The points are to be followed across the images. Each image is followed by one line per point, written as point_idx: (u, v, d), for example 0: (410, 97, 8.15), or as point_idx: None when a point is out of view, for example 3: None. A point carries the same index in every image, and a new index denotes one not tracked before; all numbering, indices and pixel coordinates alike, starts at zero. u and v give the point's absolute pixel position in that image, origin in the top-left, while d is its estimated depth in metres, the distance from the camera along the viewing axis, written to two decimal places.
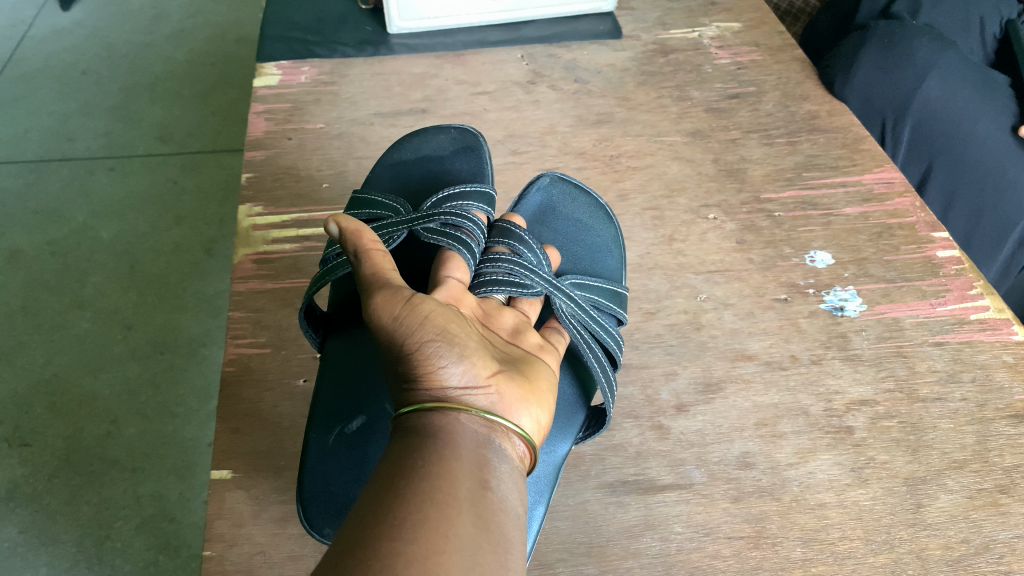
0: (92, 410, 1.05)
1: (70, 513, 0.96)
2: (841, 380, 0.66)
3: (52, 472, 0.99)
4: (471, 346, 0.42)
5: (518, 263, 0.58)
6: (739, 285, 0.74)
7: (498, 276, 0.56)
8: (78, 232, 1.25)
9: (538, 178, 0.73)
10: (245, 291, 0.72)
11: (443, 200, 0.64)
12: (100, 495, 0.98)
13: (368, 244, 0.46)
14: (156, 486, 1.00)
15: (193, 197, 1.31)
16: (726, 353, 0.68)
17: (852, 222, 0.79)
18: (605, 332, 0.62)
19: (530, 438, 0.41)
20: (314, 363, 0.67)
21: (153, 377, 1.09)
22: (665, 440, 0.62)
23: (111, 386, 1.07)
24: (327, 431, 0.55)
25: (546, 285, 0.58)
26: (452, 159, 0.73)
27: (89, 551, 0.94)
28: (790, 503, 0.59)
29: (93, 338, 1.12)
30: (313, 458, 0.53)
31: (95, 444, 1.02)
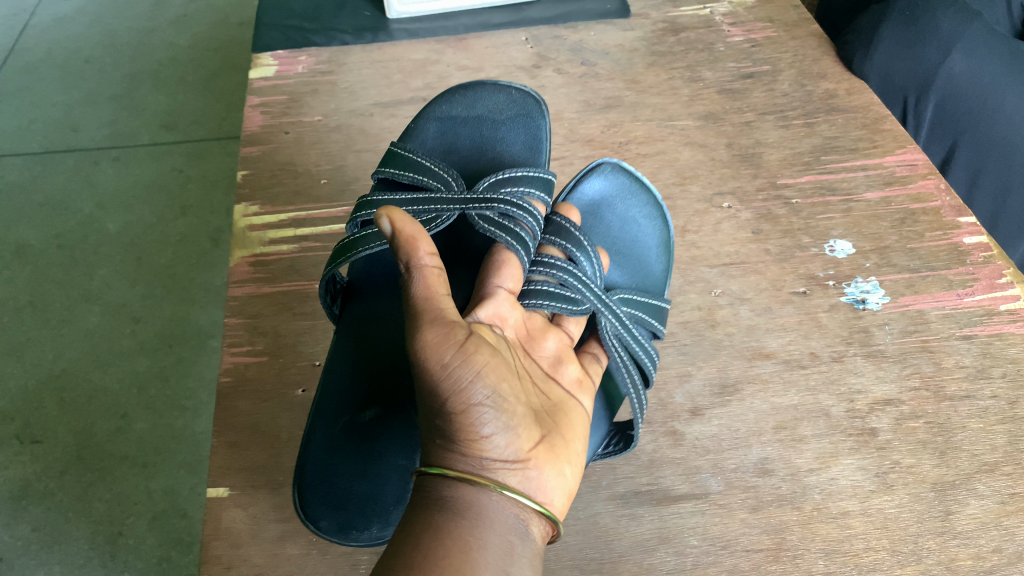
0: (101, 405, 1.04)
1: (82, 509, 0.95)
2: (864, 379, 0.63)
3: (64, 470, 0.98)
4: (517, 405, 0.40)
5: (572, 274, 0.55)
6: (756, 279, 0.71)
7: (549, 288, 0.53)
8: (84, 224, 1.23)
9: (600, 164, 0.69)
10: (241, 296, 0.70)
11: (497, 184, 0.59)
12: (112, 491, 0.97)
13: (424, 253, 0.40)
14: (168, 481, 0.98)
15: (198, 185, 1.28)
16: (743, 352, 0.65)
17: (874, 208, 0.76)
18: (645, 352, 0.59)
19: (558, 511, 0.41)
20: (313, 372, 0.64)
21: (162, 370, 1.07)
22: (679, 447, 0.59)
23: (120, 380, 1.06)
24: (336, 421, 0.52)
25: (595, 303, 0.55)
26: (503, 129, 0.68)
27: (102, 548, 0.93)
28: (811, 512, 0.56)
29: (102, 332, 1.11)
30: (316, 447, 0.51)
31: (106, 440, 1.00)
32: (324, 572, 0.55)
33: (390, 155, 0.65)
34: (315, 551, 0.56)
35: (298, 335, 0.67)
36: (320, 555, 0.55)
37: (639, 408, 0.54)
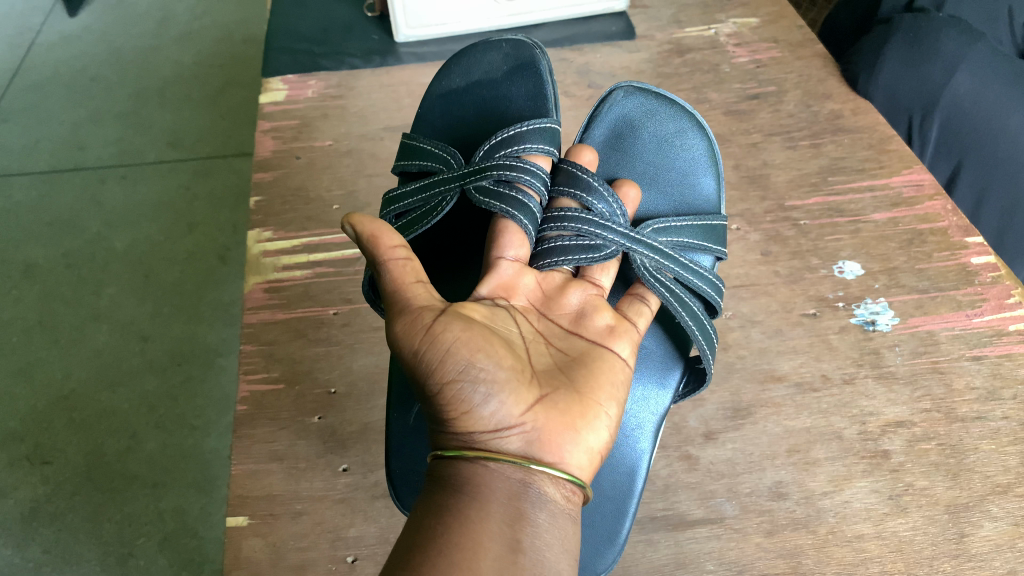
0: (111, 424, 1.04)
1: (92, 530, 0.95)
2: (876, 401, 0.64)
3: (74, 490, 0.99)
4: (507, 369, 0.40)
5: (590, 219, 0.54)
6: (766, 300, 0.71)
7: (567, 242, 0.53)
8: (92, 243, 1.24)
9: (611, 93, 0.66)
10: (256, 323, 0.71)
11: (497, 149, 0.59)
12: (122, 511, 0.96)
13: (386, 247, 0.43)
14: (178, 501, 0.98)
15: (205, 203, 1.29)
16: (755, 375, 0.66)
17: (881, 228, 0.77)
18: (700, 278, 0.58)
19: (577, 468, 0.40)
20: (329, 399, 0.65)
21: (171, 390, 1.07)
22: (694, 471, 0.60)
23: (129, 399, 1.06)
24: (406, 410, 0.54)
25: (623, 242, 0.54)
26: (506, 86, 0.67)
27: (112, 569, 0.93)
28: (826, 536, 0.57)
29: (110, 351, 1.11)
30: (397, 440, 0.53)
31: (115, 459, 1.01)
32: None
33: (401, 149, 0.66)
34: None
35: (313, 361, 0.68)
36: None
37: (702, 341, 0.54)
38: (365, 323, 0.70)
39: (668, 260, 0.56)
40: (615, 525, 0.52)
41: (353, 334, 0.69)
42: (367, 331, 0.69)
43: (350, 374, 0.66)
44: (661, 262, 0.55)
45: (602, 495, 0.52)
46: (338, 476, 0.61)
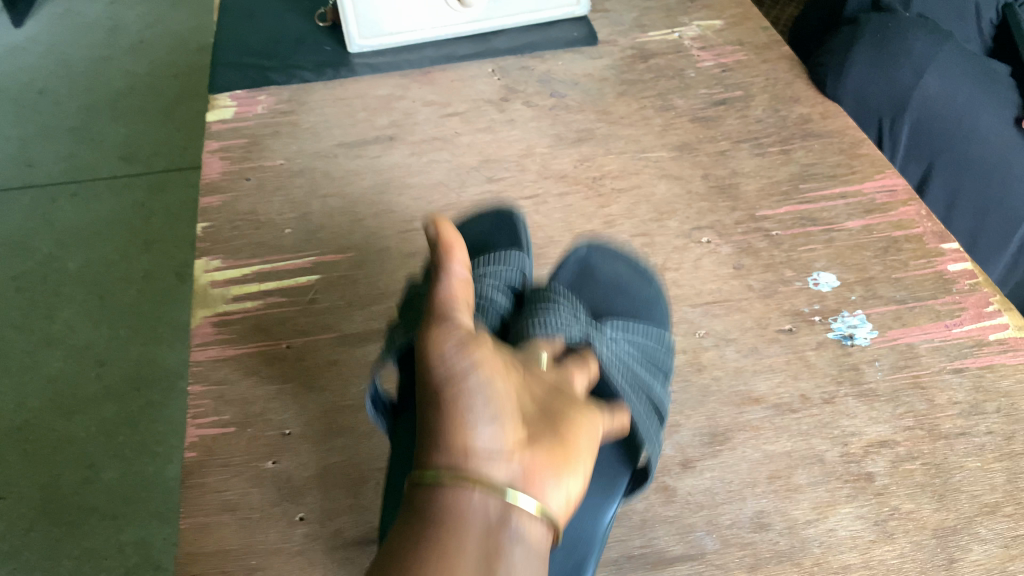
0: (67, 455, 0.99)
1: (50, 567, 0.91)
2: (857, 420, 0.61)
3: (29, 526, 0.93)
4: (504, 398, 0.37)
5: (562, 310, 0.53)
6: (740, 317, 0.69)
7: (539, 313, 0.52)
8: (44, 264, 1.19)
9: (576, 249, 0.70)
10: (205, 360, 0.66)
11: (486, 262, 0.59)
12: (81, 546, 0.92)
13: (448, 256, 0.41)
14: (140, 532, 0.94)
15: (162, 219, 1.24)
16: (732, 398, 0.63)
17: (855, 237, 0.74)
18: (653, 390, 0.56)
19: (555, 516, 0.37)
20: (285, 440, 0.61)
21: (130, 416, 1.03)
22: (671, 504, 0.57)
23: (86, 428, 1.02)
24: (392, 492, 0.51)
25: (590, 332, 0.54)
26: (484, 233, 0.69)
27: None
28: (812, 568, 0.54)
29: (66, 377, 1.06)
30: (391, 512, 0.50)
31: (72, 492, 0.97)
32: None
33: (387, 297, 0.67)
34: None
35: (268, 399, 0.64)
36: None
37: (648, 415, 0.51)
38: (322, 356, 0.67)
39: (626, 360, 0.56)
40: None
41: (309, 369, 0.66)
42: (324, 365, 0.66)
43: (306, 415, 0.63)
44: (618, 355, 0.55)
45: None
46: (294, 526, 0.57)
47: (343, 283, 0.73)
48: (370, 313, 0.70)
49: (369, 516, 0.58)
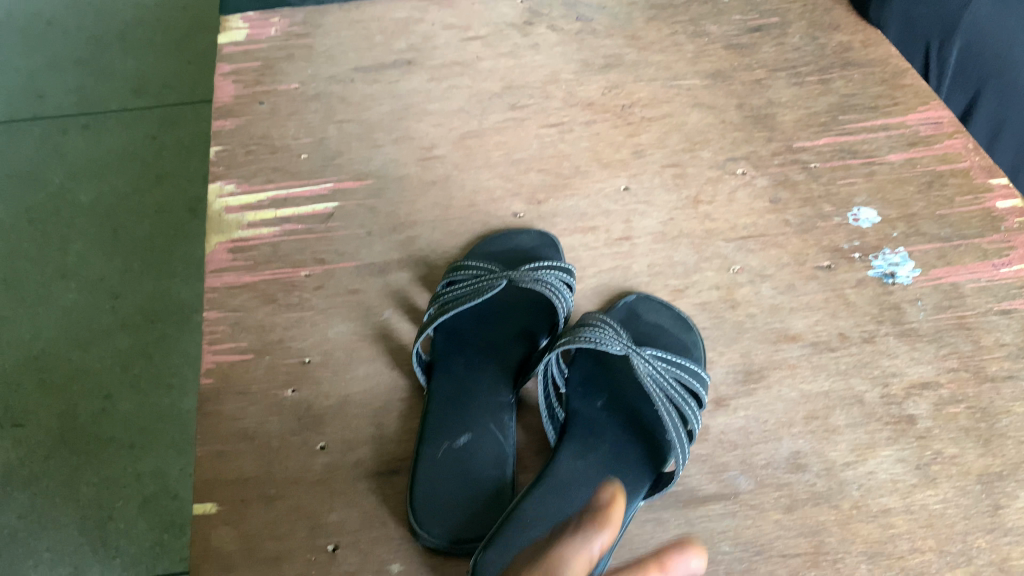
0: (84, 385, 1.00)
1: (69, 494, 0.93)
2: (898, 360, 0.59)
3: (48, 453, 0.95)
4: None
5: (601, 329, 0.54)
6: (777, 253, 0.66)
7: (579, 332, 0.54)
8: (55, 197, 1.16)
9: (613, 233, 0.67)
10: (221, 288, 0.64)
11: (534, 265, 0.61)
12: (99, 474, 0.94)
13: None
14: (156, 463, 0.95)
15: (173, 153, 1.21)
16: (768, 335, 0.61)
17: (898, 171, 0.71)
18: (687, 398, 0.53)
19: None
20: (303, 371, 0.59)
21: (146, 347, 1.03)
22: (704, 442, 0.55)
23: (102, 359, 1.02)
24: (436, 444, 0.54)
25: (627, 347, 0.53)
26: (518, 236, 0.67)
27: (92, 534, 0.91)
28: (850, 511, 0.52)
29: (81, 310, 1.06)
30: (426, 470, 0.52)
31: (89, 421, 0.97)
32: None
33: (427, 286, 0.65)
34: (314, 571, 0.50)
35: (286, 328, 0.62)
36: None
37: (679, 439, 0.51)
38: (341, 285, 0.64)
39: (664, 375, 0.54)
40: None
41: (327, 298, 0.63)
42: (343, 295, 0.64)
43: (326, 344, 0.61)
44: (657, 372, 0.53)
45: None
46: (315, 455, 0.55)
47: (360, 212, 0.69)
48: (389, 243, 0.67)
49: (392, 446, 0.56)
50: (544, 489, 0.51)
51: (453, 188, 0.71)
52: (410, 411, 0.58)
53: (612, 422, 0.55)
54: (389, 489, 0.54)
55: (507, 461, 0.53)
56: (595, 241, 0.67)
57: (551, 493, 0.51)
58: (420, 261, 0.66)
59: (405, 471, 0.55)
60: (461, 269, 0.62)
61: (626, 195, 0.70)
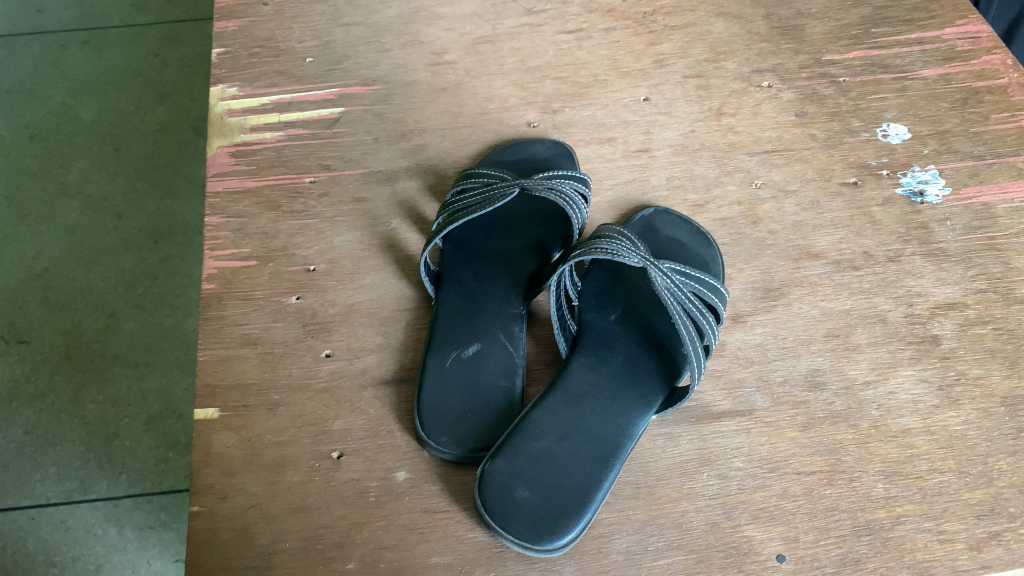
0: (87, 304, 0.99)
1: (75, 411, 0.92)
2: (924, 281, 0.57)
3: (52, 370, 0.94)
4: None
5: (617, 240, 0.51)
6: (801, 168, 0.63)
7: (594, 242, 0.51)
8: (56, 113, 1.13)
9: (635, 146, 0.64)
10: (223, 194, 0.62)
11: (549, 173, 0.58)
12: (104, 393, 0.94)
13: None
14: (161, 381, 0.95)
15: (177, 71, 1.17)
16: (789, 252, 0.58)
17: (931, 87, 0.67)
18: (704, 314, 0.51)
19: None
20: (308, 279, 0.57)
21: (149, 268, 1.02)
22: (720, 358, 0.53)
23: (105, 278, 1.01)
24: (444, 354, 0.52)
25: (644, 259, 0.51)
26: (534, 145, 0.64)
27: (97, 450, 0.91)
28: (868, 430, 0.50)
29: (84, 229, 1.04)
30: (433, 378, 0.51)
31: (93, 338, 0.97)
32: (330, 500, 0.48)
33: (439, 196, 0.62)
34: (318, 477, 0.49)
35: (290, 235, 0.60)
36: (325, 481, 0.49)
37: (696, 353, 0.48)
38: (347, 193, 0.62)
39: (682, 289, 0.51)
40: (562, 526, 0.45)
41: (333, 206, 0.61)
42: (349, 202, 0.61)
43: (332, 251, 0.59)
44: (675, 285, 0.51)
45: (557, 489, 0.46)
46: (320, 363, 0.54)
47: (367, 118, 0.66)
48: (398, 150, 0.64)
49: (398, 356, 0.54)
50: (553, 401, 0.49)
51: (464, 95, 0.68)
52: (418, 321, 0.56)
53: (626, 336, 0.53)
54: (396, 398, 0.52)
55: (517, 371, 0.52)
56: (613, 152, 0.64)
57: (561, 405, 0.49)
58: (428, 170, 0.64)
59: (412, 380, 0.53)
60: (471, 177, 0.59)
61: (646, 105, 0.67)
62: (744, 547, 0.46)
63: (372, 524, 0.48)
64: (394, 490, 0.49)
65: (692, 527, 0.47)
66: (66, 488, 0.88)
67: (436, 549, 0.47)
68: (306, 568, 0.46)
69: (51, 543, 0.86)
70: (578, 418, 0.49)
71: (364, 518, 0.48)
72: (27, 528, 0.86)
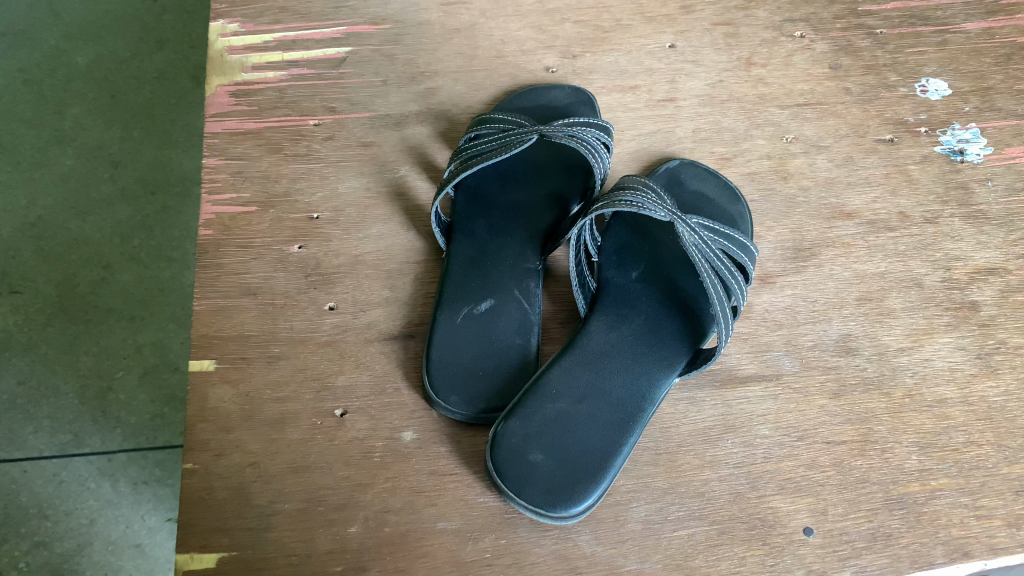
0: (82, 254, 0.95)
1: (68, 363, 0.90)
2: (964, 244, 0.54)
3: (46, 321, 0.91)
4: None
5: (643, 192, 0.48)
6: (835, 123, 0.60)
7: (618, 193, 0.48)
8: (50, 57, 1.07)
9: (660, 96, 0.61)
10: (222, 135, 0.58)
11: (571, 120, 0.54)
12: (98, 345, 0.91)
13: None
14: (157, 335, 0.93)
15: (176, 18, 1.11)
16: (821, 211, 0.55)
17: (974, 41, 0.64)
18: (733, 273, 0.48)
19: None
20: (311, 226, 0.54)
21: (146, 220, 0.99)
22: (747, 320, 0.50)
23: (101, 228, 0.97)
24: (455, 310, 0.49)
25: (670, 214, 0.47)
26: (552, 92, 0.60)
27: (92, 403, 0.88)
28: (902, 400, 0.48)
29: (79, 177, 1.00)
30: (443, 334, 0.48)
31: (89, 290, 0.94)
32: (332, 459, 0.46)
33: (451, 143, 0.59)
34: (320, 435, 0.46)
35: (293, 181, 0.56)
36: (327, 440, 0.46)
37: (723, 313, 0.45)
38: (353, 137, 0.58)
39: (710, 246, 0.48)
40: (576, 492, 0.42)
41: (338, 151, 0.58)
42: (355, 148, 0.58)
43: (337, 199, 0.56)
44: (703, 242, 0.48)
45: (573, 452, 0.43)
46: (323, 316, 0.51)
47: (375, 59, 0.62)
48: (407, 94, 0.61)
49: (406, 310, 0.51)
50: (570, 361, 0.46)
51: (479, 37, 0.64)
52: (427, 275, 0.53)
53: (648, 294, 0.50)
54: (403, 354, 0.49)
55: (532, 329, 0.49)
56: (635, 101, 0.60)
57: (578, 365, 0.46)
58: (440, 115, 0.60)
59: (420, 336, 0.50)
60: (486, 123, 0.55)
61: (672, 53, 0.63)
62: (769, 519, 0.44)
63: (376, 486, 0.45)
64: (400, 450, 0.46)
65: (715, 497, 0.44)
66: (59, 441, 0.86)
67: (444, 513, 0.44)
68: (306, 530, 0.44)
69: (44, 496, 0.84)
70: (597, 379, 0.46)
71: (368, 479, 0.45)
72: (19, 481, 0.84)
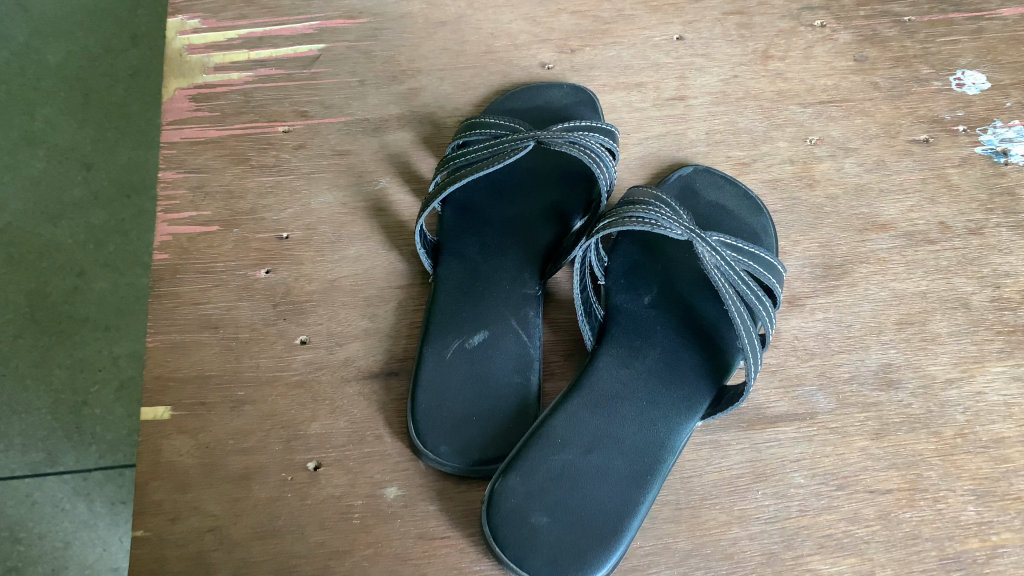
0: (53, 261, 0.89)
1: (40, 376, 0.83)
2: (1013, 258, 0.48)
3: (17, 333, 0.85)
4: None
5: (656, 207, 0.42)
6: (862, 122, 0.54)
7: (628, 209, 0.42)
8: (19, 55, 0.98)
9: (668, 94, 0.55)
10: (181, 144, 0.52)
11: (573, 124, 0.48)
12: (72, 357, 0.85)
13: None
14: (134, 345, 0.86)
15: (151, 11, 1.03)
16: (852, 222, 0.49)
17: (1013, 29, 0.57)
18: (761, 297, 0.42)
19: None
20: (280, 248, 0.48)
21: (122, 224, 0.92)
22: (774, 349, 0.45)
23: (74, 234, 0.91)
24: (444, 344, 0.43)
25: (688, 231, 0.41)
26: (550, 92, 0.54)
27: (66, 419, 0.82)
28: (953, 440, 0.42)
29: (50, 180, 0.93)
30: (431, 372, 0.42)
31: (62, 300, 0.87)
32: (305, 522, 0.40)
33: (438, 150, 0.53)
34: (290, 493, 0.41)
35: (259, 195, 0.50)
36: (298, 499, 0.40)
37: (751, 345, 0.39)
38: (327, 145, 0.52)
39: (733, 266, 0.42)
40: (586, 559, 0.36)
41: (310, 161, 0.51)
42: (329, 157, 0.52)
43: (308, 216, 0.49)
44: (725, 262, 0.42)
45: (582, 513, 0.37)
46: (294, 351, 0.45)
47: (351, 56, 0.56)
48: (387, 96, 0.54)
49: (388, 343, 0.45)
50: (577, 404, 0.41)
51: (466, 30, 0.57)
52: (413, 301, 0.47)
53: (663, 323, 0.44)
54: (384, 395, 0.43)
55: (532, 365, 0.43)
56: (641, 100, 0.54)
57: (586, 409, 0.40)
58: (424, 119, 0.54)
59: (405, 373, 0.44)
60: (476, 128, 0.49)
61: (680, 46, 0.57)
62: None
63: (356, 553, 0.39)
64: (382, 510, 0.40)
65: (745, 559, 0.39)
66: (31, 460, 0.80)
67: None
68: None
69: (16, 517, 0.78)
70: (608, 425, 0.40)
71: (346, 546, 0.39)
72: None
